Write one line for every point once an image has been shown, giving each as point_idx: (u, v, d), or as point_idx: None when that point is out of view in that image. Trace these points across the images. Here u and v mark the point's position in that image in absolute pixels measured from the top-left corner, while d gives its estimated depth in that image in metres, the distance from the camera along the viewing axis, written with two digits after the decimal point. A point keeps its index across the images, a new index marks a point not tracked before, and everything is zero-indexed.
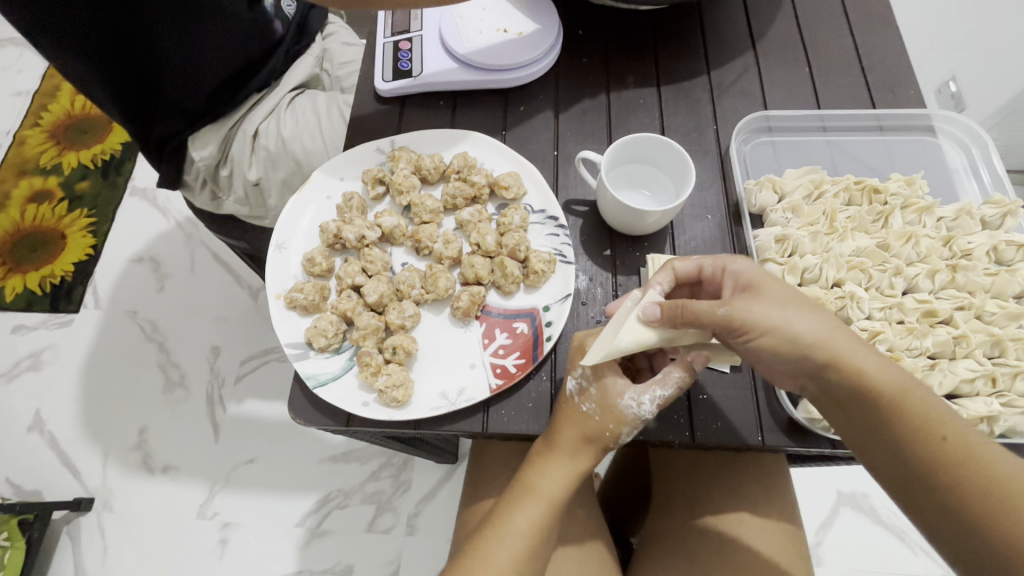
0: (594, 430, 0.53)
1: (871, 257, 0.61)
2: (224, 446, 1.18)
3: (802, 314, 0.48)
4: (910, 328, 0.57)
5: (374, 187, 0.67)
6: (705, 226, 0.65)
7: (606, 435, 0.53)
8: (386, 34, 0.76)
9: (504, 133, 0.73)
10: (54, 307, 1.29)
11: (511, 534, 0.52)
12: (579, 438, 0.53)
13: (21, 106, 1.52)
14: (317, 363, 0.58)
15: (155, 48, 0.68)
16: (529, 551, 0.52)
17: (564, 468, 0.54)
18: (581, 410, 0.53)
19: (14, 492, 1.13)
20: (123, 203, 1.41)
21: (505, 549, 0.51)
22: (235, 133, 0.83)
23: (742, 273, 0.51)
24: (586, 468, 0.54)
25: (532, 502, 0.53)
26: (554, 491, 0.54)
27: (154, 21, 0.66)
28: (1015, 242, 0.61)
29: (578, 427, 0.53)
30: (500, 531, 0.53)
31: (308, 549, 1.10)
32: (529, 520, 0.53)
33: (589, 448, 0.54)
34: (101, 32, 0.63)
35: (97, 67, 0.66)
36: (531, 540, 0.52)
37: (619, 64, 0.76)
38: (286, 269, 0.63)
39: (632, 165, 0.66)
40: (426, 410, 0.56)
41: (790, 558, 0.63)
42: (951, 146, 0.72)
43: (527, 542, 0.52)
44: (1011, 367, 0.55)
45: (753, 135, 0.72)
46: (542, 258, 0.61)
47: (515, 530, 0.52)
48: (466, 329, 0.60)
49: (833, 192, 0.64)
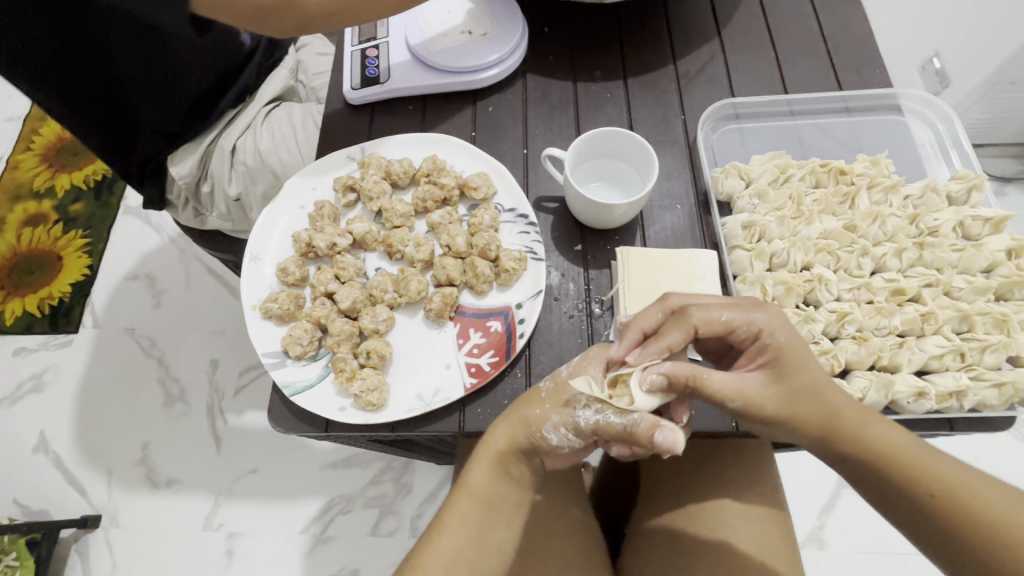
0: (518, 418, 0.52)
1: (839, 239, 0.61)
2: (226, 458, 1.19)
3: (794, 358, 0.48)
4: (878, 308, 0.57)
5: (344, 194, 0.67)
6: (674, 217, 0.66)
7: (529, 422, 0.51)
8: (353, 43, 0.77)
9: (473, 134, 0.73)
10: (53, 328, 1.30)
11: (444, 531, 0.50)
12: (503, 418, 0.52)
13: (12, 132, 1.53)
14: (294, 371, 0.59)
15: (120, 70, 0.70)
16: (462, 553, 0.50)
17: (487, 455, 0.52)
18: (522, 403, 0.52)
19: (23, 513, 1.15)
20: (116, 223, 1.42)
21: (435, 549, 0.50)
22: (211, 150, 0.83)
23: (758, 324, 0.49)
24: (510, 457, 0.52)
25: (461, 497, 0.52)
26: (481, 485, 0.52)
27: (111, 45, 0.67)
28: (981, 217, 0.61)
29: (505, 413, 0.53)
30: (436, 529, 0.51)
31: (312, 555, 1.11)
32: (458, 515, 0.51)
33: (508, 434, 0.51)
34: (63, 54, 0.66)
35: (65, 92, 0.69)
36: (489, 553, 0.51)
37: (585, 59, 0.76)
38: (262, 280, 0.64)
39: (599, 160, 0.66)
40: (403, 411, 0.57)
41: (772, 544, 0.63)
42: (918, 124, 0.72)
43: (461, 543, 0.50)
44: (980, 341, 0.56)
45: (721, 123, 0.72)
46: (512, 256, 0.62)
47: (447, 526, 0.51)
48: (440, 330, 0.61)
49: (799, 176, 0.64)
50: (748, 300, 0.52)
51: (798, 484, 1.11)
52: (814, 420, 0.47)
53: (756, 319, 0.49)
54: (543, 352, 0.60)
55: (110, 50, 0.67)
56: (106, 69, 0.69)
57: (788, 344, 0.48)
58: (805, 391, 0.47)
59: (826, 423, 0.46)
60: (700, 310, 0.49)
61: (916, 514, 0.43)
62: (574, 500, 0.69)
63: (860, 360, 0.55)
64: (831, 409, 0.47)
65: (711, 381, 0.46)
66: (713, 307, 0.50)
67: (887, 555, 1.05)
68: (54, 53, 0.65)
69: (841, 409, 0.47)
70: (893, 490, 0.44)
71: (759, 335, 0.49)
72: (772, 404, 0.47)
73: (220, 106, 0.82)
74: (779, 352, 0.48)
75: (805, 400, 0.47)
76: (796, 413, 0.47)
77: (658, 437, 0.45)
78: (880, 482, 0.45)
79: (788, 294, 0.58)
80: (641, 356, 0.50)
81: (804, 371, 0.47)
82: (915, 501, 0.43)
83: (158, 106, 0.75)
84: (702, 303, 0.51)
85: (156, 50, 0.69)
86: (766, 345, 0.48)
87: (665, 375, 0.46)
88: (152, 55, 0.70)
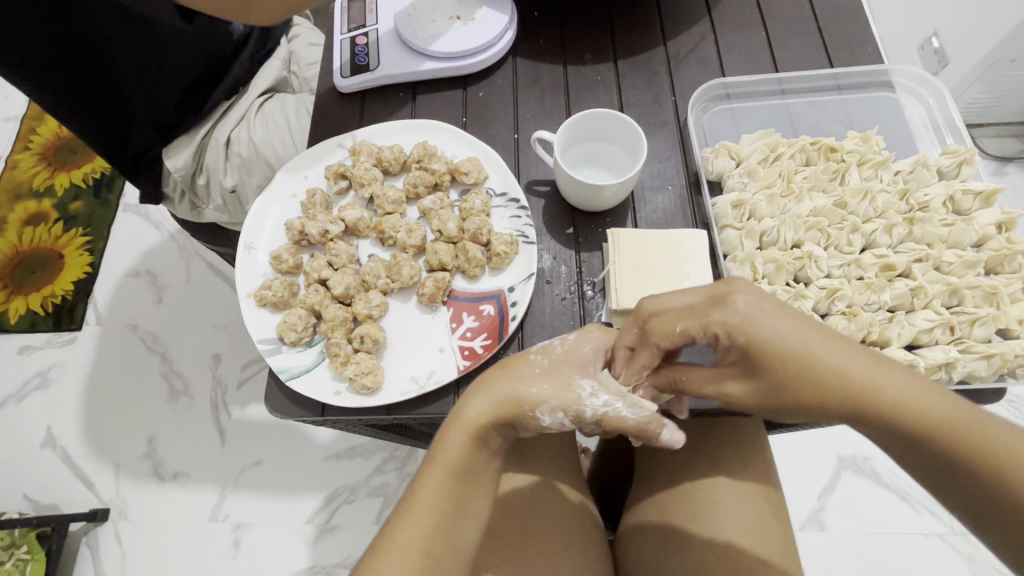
0: (506, 391, 0.49)
1: (829, 217, 0.61)
2: (231, 449, 1.20)
3: (787, 350, 0.44)
4: (868, 283, 0.57)
5: (336, 182, 0.68)
6: (665, 198, 0.66)
7: (518, 397, 0.48)
8: (343, 31, 0.77)
9: (464, 119, 0.73)
10: (57, 326, 1.31)
11: (415, 511, 0.46)
12: (487, 392, 0.49)
13: (10, 131, 1.54)
14: (290, 357, 0.59)
15: (109, 60, 0.70)
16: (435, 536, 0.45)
17: (466, 428, 0.48)
18: (510, 373, 0.50)
19: (33, 508, 1.17)
20: (116, 220, 1.43)
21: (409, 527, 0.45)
22: (206, 142, 0.83)
23: (717, 324, 0.45)
24: (489, 431, 0.48)
25: (435, 472, 0.47)
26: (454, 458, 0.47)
27: (100, 33, 0.68)
28: (971, 191, 0.61)
29: (489, 386, 0.49)
30: (405, 508, 0.46)
31: (318, 544, 1.12)
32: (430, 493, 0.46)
33: (492, 407, 0.48)
34: (58, 49, 0.66)
35: (59, 88, 0.69)
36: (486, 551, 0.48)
37: (575, 43, 0.76)
38: (256, 268, 0.65)
39: (590, 143, 0.66)
40: (397, 395, 0.57)
41: (765, 519, 0.64)
42: (910, 99, 0.72)
43: (436, 520, 0.46)
44: (969, 314, 0.56)
45: (712, 103, 0.72)
46: (504, 240, 0.62)
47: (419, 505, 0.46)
48: (434, 314, 0.62)
49: (789, 154, 0.64)
50: (709, 292, 0.47)
51: (798, 466, 1.12)
52: (836, 405, 0.43)
53: (711, 322, 0.45)
54: (536, 334, 0.61)
55: (102, 41, 0.68)
56: (99, 62, 0.70)
57: (770, 338, 0.44)
58: (808, 382, 0.43)
59: (848, 409, 0.43)
60: (657, 325, 0.47)
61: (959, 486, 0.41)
62: (573, 482, 0.70)
63: (850, 335, 0.55)
64: (855, 390, 0.43)
65: (687, 383, 0.49)
66: (668, 319, 0.47)
67: (887, 534, 1.06)
68: (49, 48, 0.66)
69: (873, 387, 0.43)
70: (930, 463, 0.42)
71: (721, 336, 0.45)
72: (773, 397, 0.45)
73: (212, 98, 0.83)
74: (748, 353, 0.44)
75: (811, 391, 0.44)
76: (803, 401, 0.44)
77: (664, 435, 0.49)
78: (915, 455, 0.43)
79: (778, 271, 0.58)
80: (627, 377, 0.50)
81: (808, 360, 0.43)
82: (958, 473, 0.41)
83: (148, 97, 0.75)
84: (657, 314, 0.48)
85: (148, 39, 0.71)
86: (732, 344, 0.45)
87: (651, 386, 0.51)
88: (145, 46, 0.71)
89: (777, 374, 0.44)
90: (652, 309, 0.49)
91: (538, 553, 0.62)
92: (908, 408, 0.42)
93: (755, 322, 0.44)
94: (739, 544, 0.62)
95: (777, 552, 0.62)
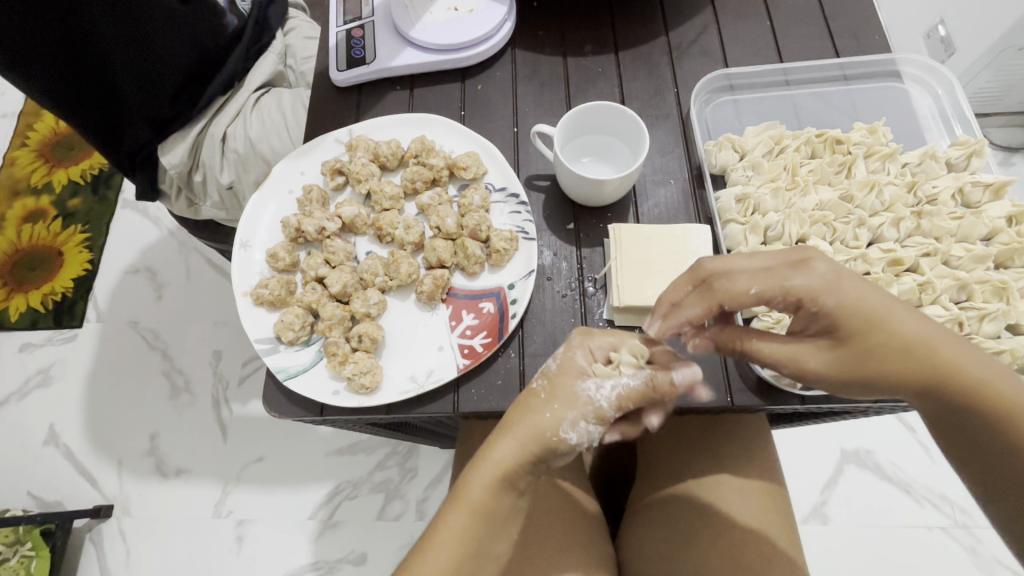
0: (529, 426, 0.47)
1: (835, 211, 0.60)
2: (233, 446, 1.20)
3: (877, 318, 0.42)
4: (875, 279, 0.56)
5: (333, 178, 0.67)
6: (668, 192, 0.65)
7: (542, 430, 0.47)
8: (338, 23, 0.75)
9: (463, 113, 0.72)
10: (57, 324, 1.31)
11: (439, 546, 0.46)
12: (513, 428, 0.48)
13: (7, 128, 1.52)
14: (287, 356, 0.59)
15: (102, 56, 0.68)
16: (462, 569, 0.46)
17: (494, 469, 0.47)
18: (531, 401, 0.49)
19: (37, 505, 1.17)
20: (115, 217, 1.42)
21: (428, 567, 0.45)
22: (201, 138, 0.82)
23: (805, 288, 0.42)
24: (518, 472, 0.48)
25: (459, 512, 0.47)
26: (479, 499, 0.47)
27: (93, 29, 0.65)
28: (981, 183, 0.60)
29: (512, 423, 0.48)
30: (429, 542, 0.47)
31: (321, 539, 1.12)
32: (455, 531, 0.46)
33: (522, 448, 0.47)
34: (53, 52, 0.64)
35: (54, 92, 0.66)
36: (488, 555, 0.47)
37: (576, 33, 0.75)
38: (253, 266, 0.64)
39: (591, 135, 0.65)
40: (396, 394, 0.57)
41: (769, 516, 0.63)
42: (918, 89, 0.70)
43: (458, 558, 0.46)
44: (977, 310, 0.55)
45: (715, 95, 0.70)
46: (504, 236, 0.61)
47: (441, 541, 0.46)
48: (433, 312, 0.61)
49: (794, 147, 0.63)
50: (787, 256, 0.44)
51: (802, 460, 1.11)
52: (907, 376, 0.42)
53: (795, 285, 0.42)
54: (537, 331, 0.60)
55: (96, 41, 0.66)
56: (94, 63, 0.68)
57: (859, 304, 0.42)
58: (890, 354, 0.42)
59: (923, 379, 0.42)
60: (728, 285, 0.44)
61: (1003, 473, 0.41)
62: (575, 479, 0.69)
63: None
64: (937, 365, 0.42)
65: (759, 349, 0.46)
66: (743, 279, 0.44)
67: (891, 528, 1.05)
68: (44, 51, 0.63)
69: (953, 364, 0.42)
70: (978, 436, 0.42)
71: (803, 302, 0.43)
72: (849, 366, 0.43)
73: (207, 92, 0.81)
74: (835, 319, 0.42)
75: (894, 361, 0.42)
76: (881, 371, 0.42)
77: (677, 376, 0.48)
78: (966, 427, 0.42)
79: None
80: (662, 331, 0.48)
81: (895, 330, 0.42)
82: (1012, 460, 0.40)
83: (143, 92, 0.74)
84: (730, 274, 0.45)
85: (141, 34, 0.70)
86: (816, 311, 0.43)
87: (710, 339, 0.49)
88: (139, 42, 0.70)
89: (862, 343, 0.42)
90: (720, 264, 0.46)
91: (541, 551, 0.61)
92: (983, 388, 0.41)
93: (843, 285, 0.42)
94: (742, 542, 0.61)
95: (782, 550, 0.62)
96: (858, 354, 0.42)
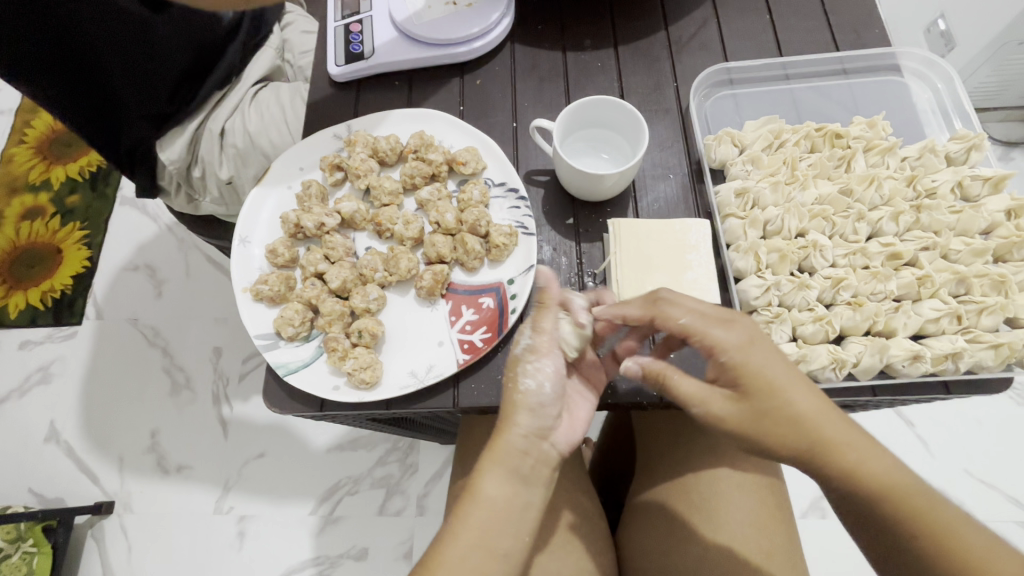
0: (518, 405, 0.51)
1: (835, 205, 0.60)
2: (234, 442, 1.20)
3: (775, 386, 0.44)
4: (874, 273, 0.56)
5: (332, 173, 0.66)
6: (667, 187, 0.65)
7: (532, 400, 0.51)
8: (336, 18, 0.75)
9: (461, 108, 0.72)
10: (57, 321, 1.31)
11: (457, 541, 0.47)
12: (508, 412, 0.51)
13: (5, 124, 1.52)
14: (287, 352, 0.59)
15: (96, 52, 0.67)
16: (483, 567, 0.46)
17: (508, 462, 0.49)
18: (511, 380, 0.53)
19: (39, 501, 1.17)
20: (114, 214, 1.42)
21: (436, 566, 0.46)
22: (200, 134, 0.82)
23: (719, 343, 0.46)
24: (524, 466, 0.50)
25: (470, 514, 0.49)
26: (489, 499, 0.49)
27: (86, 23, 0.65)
28: (980, 177, 0.60)
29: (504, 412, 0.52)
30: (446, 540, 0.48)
31: (323, 535, 1.12)
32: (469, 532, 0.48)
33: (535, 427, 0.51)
34: (42, 46, 0.64)
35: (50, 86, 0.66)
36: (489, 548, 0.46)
37: (575, 28, 0.74)
38: (253, 262, 0.64)
39: (590, 129, 0.65)
40: (395, 389, 0.57)
41: (767, 509, 0.64)
42: (917, 83, 0.70)
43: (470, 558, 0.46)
44: (976, 304, 0.55)
45: (714, 89, 0.70)
46: (503, 231, 0.61)
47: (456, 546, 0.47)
48: (432, 308, 0.61)
49: (793, 141, 0.63)
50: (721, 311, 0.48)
51: None
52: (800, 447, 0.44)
53: (713, 335, 0.46)
54: None
55: (86, 34, 0.65)
56: (88, 57, 0.67)
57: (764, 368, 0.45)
58: (782, 424, 0.44)
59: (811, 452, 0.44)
60: (664, 314, 0.48)
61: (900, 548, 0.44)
62: (574, 474, 0.70)
63: (855, 325, 0.55)
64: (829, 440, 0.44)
65: (678, 384, 0.48)
66: (678, 309, 0.48)
67: None
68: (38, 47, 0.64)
69: (833, 444, 0.44)
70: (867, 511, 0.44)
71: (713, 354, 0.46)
72: (750, 423, 0.45)
73: (206, 87, 0.81)
74: (737, 376, 0.45)
75: (784, 432, 0.44)
76: (772, 436, 0.45)
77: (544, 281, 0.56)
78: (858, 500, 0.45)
79: (783, 261, 0.57)
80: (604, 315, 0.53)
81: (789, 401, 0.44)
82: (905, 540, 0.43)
83: (139, 87, 0.73)
84: (673, 302, 0.49)
85: (136, 30, 0.69)
86: (723, 364, 0.45)
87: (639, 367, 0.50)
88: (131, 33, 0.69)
89: (758, 405, 0.45)
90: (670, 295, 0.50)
91: (542, 543, 0.61)
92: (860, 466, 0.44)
93: (749, 352, 0.45)
94: (741, 535, 0.62)
95: (781, 543, 0.62)
96: (755, 417, 0.45)
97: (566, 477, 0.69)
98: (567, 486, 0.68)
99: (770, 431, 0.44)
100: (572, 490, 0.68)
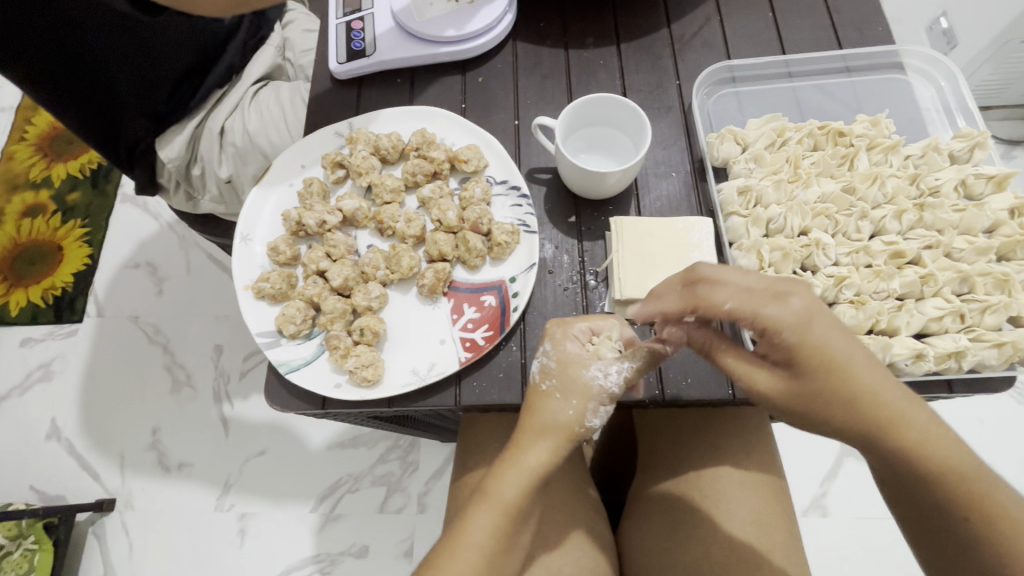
0: (549, 425, 0.49)
1: (837, 203, 0.60)
2: (235, 440, 1.20)
3: (835, 363, 0.41)
4: (877, 271, 0.56)
5: (334, 171, 0.67)
6: (670, 185, 0.64)
7: (570, 427, 0.49)
8: (338, 15, 0.75)
9: (463, 106, 0.72)
10: (58, 318, 1.31)
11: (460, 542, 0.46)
12: (539, 433, 0.49)
13: (6, 122, 1.52)
14: (289, 350, 0.59)
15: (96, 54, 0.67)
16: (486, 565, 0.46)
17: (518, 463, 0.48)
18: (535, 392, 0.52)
19: (40, 498, 1.17)
20: (115, 211, 1.42)
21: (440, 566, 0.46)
22: (201, 131, 0.82)
23: (775, 320, 0.41)
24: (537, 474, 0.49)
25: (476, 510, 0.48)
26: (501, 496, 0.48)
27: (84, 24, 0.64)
28: (984, 175, 0.60)
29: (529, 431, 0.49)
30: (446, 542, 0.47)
31: (324, 533, 1.13)
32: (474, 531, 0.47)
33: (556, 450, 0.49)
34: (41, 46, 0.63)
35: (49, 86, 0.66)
36: (494, 546, 0.46)
37: (577, 26, 0.74)
38: (254, 259, 0.64)
39: (592, 127, 0.65)
40: (397, 387, 0.57)
41: (770, 509, 0.64)
42: (921, 80, 0.70)
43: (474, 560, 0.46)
44: (980, 302, 0.55)
45: (717, 87, 0.70)
46: (505, 229, 0.61)
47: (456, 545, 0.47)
48: (434, 305, 0.61)
49: (796, 139, 0.63)
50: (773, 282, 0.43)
51: (802, 453, 1.12)
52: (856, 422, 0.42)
53: (765, 314, 0.41)
54: (538, 324, 0.60)
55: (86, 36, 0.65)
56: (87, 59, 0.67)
57: (820, 344, 0.41)
58: (835, 402, 0.42)
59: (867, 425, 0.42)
60: (707, 302, 0.44)
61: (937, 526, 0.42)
62: (576, 472, 0.70)
63: (858, 324, 0.55)
64: (884, 415, 0.41)
65: (724, 356, 0.46)
66: (721, 292, 0.43)
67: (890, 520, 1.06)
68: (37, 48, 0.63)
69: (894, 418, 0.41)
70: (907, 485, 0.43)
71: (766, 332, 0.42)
72: (801, 400, 0.43)
73: (206, 85, 0.81)
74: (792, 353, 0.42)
75: (834, 409, 0.42)
76: (829, 412, 0.42)
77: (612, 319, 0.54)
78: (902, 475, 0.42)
79: (785, 259, 0.57)
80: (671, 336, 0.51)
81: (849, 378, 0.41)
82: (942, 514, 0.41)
83: (138, 87, 0.73)
84: (715, 283, 0.44)
85: (135, 31, 0.68)
86: (778, 342, 0.42)
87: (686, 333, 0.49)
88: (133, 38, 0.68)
89: (811, 384, 0.42)
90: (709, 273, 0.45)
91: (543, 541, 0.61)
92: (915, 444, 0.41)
93: (807, 328, 0.41)
94: (743, 533, 0.62)
95: (782, 544, 0.62)
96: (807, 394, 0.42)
97: (568, 474, 0.69)
98: (568, 484, 0.68)
99: (823, 409, 0.42)
100: (574, 487, 0.68)
